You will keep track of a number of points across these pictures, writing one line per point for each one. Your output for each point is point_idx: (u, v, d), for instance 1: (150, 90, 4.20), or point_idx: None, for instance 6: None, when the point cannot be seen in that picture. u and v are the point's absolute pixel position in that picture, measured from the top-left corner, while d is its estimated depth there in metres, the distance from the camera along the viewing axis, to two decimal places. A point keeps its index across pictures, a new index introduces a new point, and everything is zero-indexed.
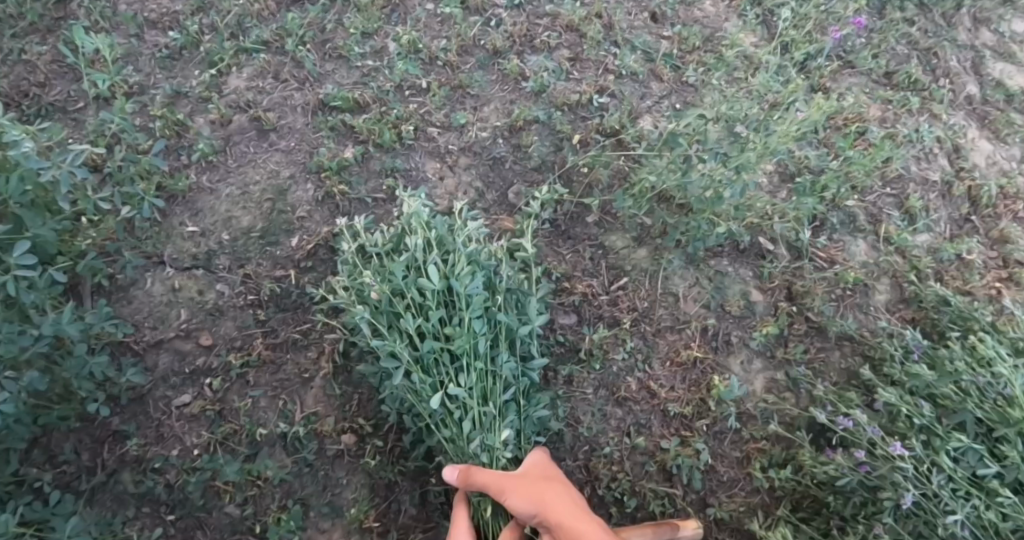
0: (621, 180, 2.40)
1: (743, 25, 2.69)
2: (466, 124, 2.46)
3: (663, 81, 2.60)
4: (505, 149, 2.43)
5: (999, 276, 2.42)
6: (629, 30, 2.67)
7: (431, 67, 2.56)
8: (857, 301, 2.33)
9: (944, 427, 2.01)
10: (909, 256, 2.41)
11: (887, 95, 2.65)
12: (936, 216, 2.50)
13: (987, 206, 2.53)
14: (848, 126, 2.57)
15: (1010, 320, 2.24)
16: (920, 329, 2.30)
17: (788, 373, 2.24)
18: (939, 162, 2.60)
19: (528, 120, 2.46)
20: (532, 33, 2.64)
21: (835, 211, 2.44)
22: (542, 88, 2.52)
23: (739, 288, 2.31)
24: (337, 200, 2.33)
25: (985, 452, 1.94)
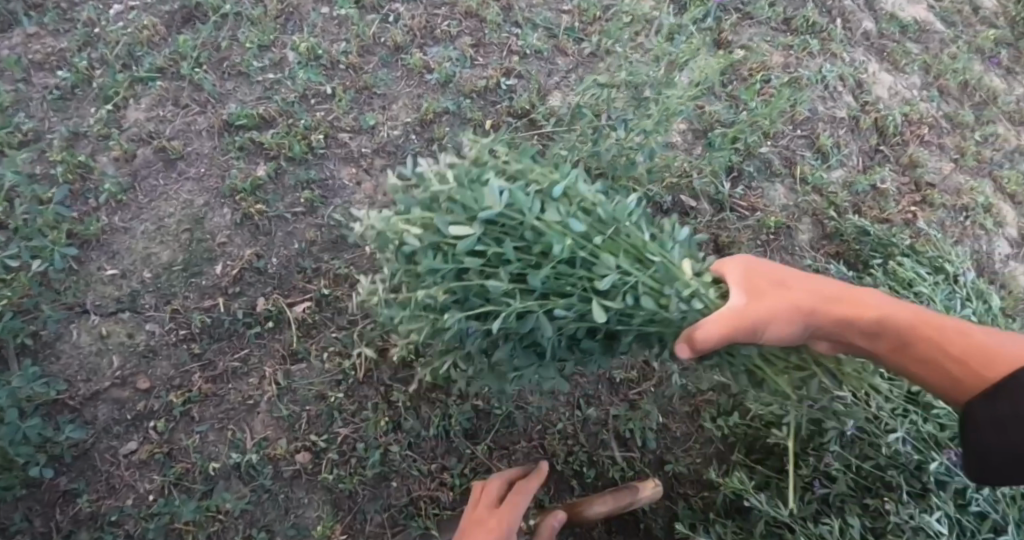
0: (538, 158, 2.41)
1: None
2: (376, 125, 2.43)
3: (567, 55, 2.62)
4: (419, 144, 2.41)
5: (913, 201, 2.60)
6: (529, 9, 2.66)
7: (334, 72, 2.52)
8: (782, 244, 2.47)
9: None
10: (826, 193, 2.56)
11: (789, 40, 2.74)
12: (847, 150, 2.65)
13: (894, 136, 2.68)
14: (752, 76, 2.66)
15: (926, 240, 2.45)
16: (845, 261, 2.46)
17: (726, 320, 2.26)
18: (845, 99, 2.72)
19: (438, 112, 2.45)
20: (432, 24, 2.62)
21: (750, 160, 2.55)
22: (447, 78, 2.51)
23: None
24: (256, 221, 2.27)
25: None
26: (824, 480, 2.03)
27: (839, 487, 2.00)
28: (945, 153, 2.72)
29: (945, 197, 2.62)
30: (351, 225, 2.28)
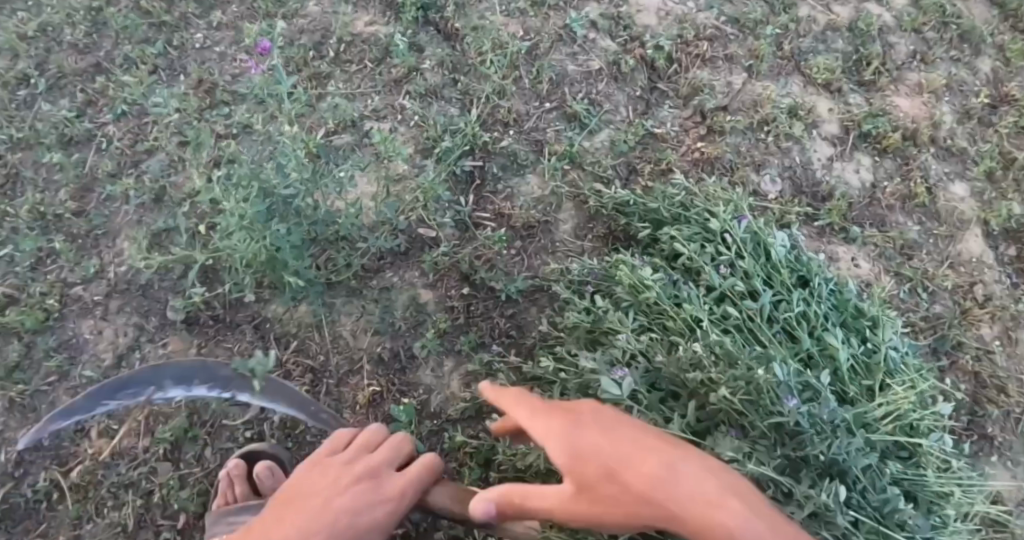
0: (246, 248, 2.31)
1: (350, 14, 2.69)
2: (102, 268, 2.37)
3: (277, 118, 2.54)
4: (148, 272, 2.36)
5: (699, 134, 2.51)
6: (233, 82, 2.61)
7: (59, 225, 2.42)
8: (540, 244, 2.33)
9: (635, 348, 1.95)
10: (586, 166, 2.42)
11: (522, 6, 2.65)
12: (611, 106, 2.53)
13: (666, 67, 2.59)
14: (485, 57, 2.56)
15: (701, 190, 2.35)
16: (614, 241, 2.33)
17: (478, 357, 2.19)
18: (601, 44, 2.62)
19: (156, 233, 2.41)
20: (141, 135, 2.54)
21: (490, 159, 2.43)
22: (159, 192, 2.45)
23: (407, 300, 2.26)
24: (20, 402, 2.23)
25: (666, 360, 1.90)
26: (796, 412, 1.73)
27: (764, 445, 1.75)
28: (736, 65, 2.63)
29: (737, 118, 2.53)
30: (104, 377, 2.29)
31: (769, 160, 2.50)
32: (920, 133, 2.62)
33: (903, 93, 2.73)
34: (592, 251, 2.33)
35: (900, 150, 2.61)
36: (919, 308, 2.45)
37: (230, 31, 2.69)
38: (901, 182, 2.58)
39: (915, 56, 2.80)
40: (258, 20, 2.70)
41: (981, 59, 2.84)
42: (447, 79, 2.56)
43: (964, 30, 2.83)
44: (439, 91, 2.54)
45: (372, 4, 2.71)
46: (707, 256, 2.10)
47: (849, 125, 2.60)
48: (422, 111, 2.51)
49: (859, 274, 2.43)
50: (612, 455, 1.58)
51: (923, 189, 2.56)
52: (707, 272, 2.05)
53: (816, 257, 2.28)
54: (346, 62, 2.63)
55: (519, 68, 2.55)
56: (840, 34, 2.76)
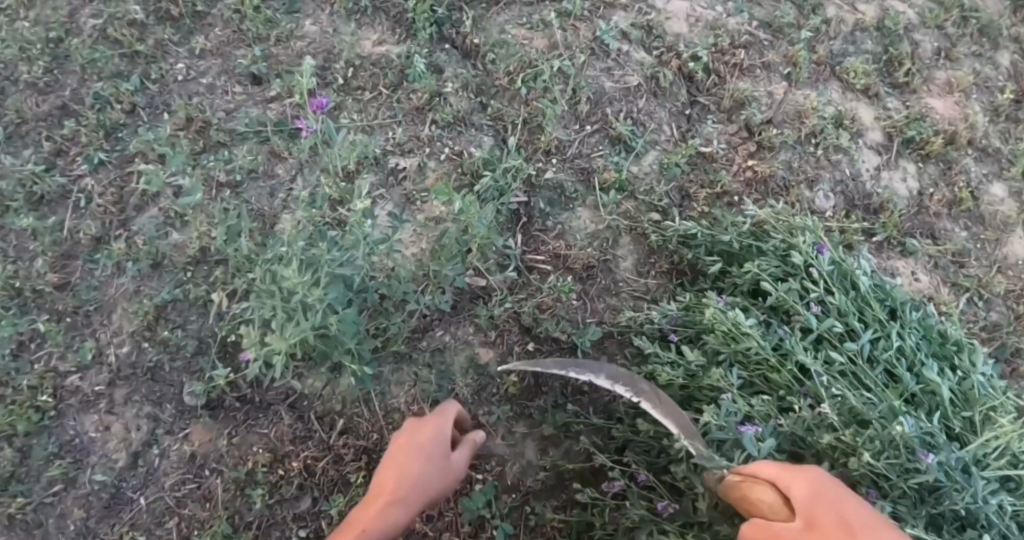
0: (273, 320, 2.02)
1: (353, 33, 2.43)
2: (100, 351, 2.04)
3: (285, 159, 2.25)
4: (156, 352, 2.03)
5: (749, 151, 2.36)
6: (228, 119, 2.30)
7: (40, 301, 2.07)
8: (602, 286, 2.15)
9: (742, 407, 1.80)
10: (640, 195, 2.23)
11: (545, 18, 2.43)
12: (655, 126, 2.34)
13: (704, 79, 2.42)
14: (515, 79, 2.33)
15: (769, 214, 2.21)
16: (678, 277, 2.17)
17: (552, 420, 2.00)
18: (635, 56, 2.43)
19: (159, 304, 2.06)
20: (126, 188, 2.20)
21: (535, 194, 2.22)
22: (157, 255, 2.11)
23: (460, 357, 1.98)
24: (21, 519, 1.91)
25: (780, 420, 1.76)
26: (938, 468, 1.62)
27: (905, 503, 1.65)
28: (774, 73, 2.48)
29: (785, 131, 2.39)
30: (118, 480, 1.96)
31: (822, 174, 2.37)
32: (959, 135, 2.53)
33: (935, 93, 2.63)
34: (657, 289, 2.16)
35: (943, 154, 2.51)
36: (977, 319, 2.39)
37: (216, 59, 2.39)
38: (946, 188, 2.49)
39: (940, 53, 2.69)
40: (246, 44, 2.41)
41: (1000, 53, 2.74)
42: (474, 104, 2.32)
43: (984, 24, 2.73)
44: (469, 119, 2.30)
45: (378, 21, 2.44)
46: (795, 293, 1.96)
47: (892, 132, 2.49)
48: (452, 142, 2.27)
49: (920, 288, 2.35)
50: (846, 516, 1.41)
51: (968, 193, 2.48)
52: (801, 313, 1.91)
53: (889, 281, 2.18)
54: (356, 89, 2.35)
55: (553, 89, 2.32)
56: (868, 34, 2.61)
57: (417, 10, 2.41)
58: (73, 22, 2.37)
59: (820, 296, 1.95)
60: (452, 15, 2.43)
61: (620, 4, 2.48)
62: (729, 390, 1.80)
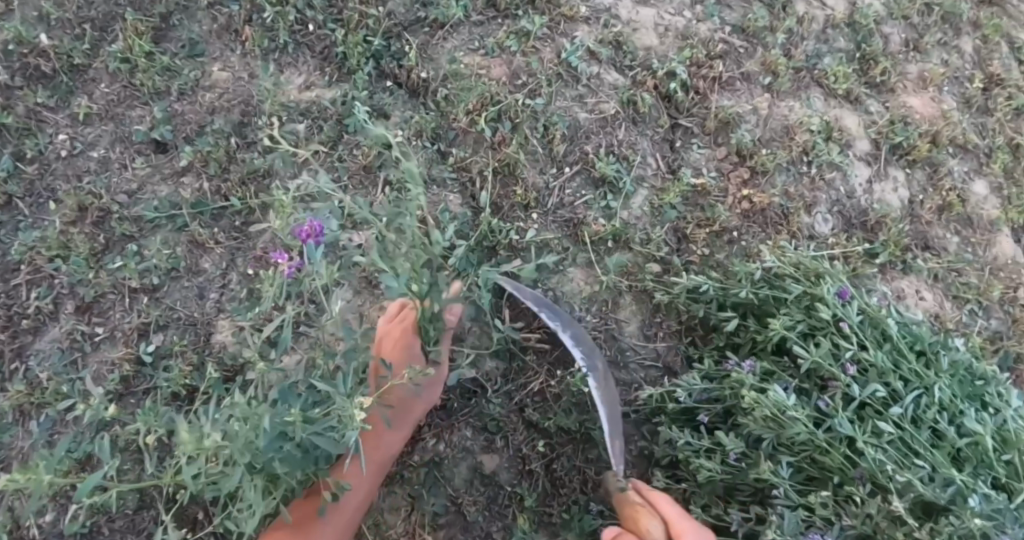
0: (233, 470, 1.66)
1: (275, 77, 2.02)
2: (14, 528, 1.71)
3: (213, 247, 1.85)
4: (88, 514, 1.70)
5: (742, 178, 2.13)
6: (132, 202, 1.89)
7: None
8: (607, 357, 1.89)
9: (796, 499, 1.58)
10: (635, 245, 1.97)
11: (500, 40, 2.09)
12: (638, 160, 2.07)
13: (684, 98, 2.15)
14: (477, 120, 1.99)
15: (776, 250, 2.02)
16: (688, 335, 1.93)
17: (577, 527, 1.71)
18: (608, 79, 2.14)
19: (82, 457, 1.71)
20: (15, 309, 1.81)
21: (520, 257, 1.93)
22: (69, 391, 1.74)
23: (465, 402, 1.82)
24: None
25: (839, 513, 1.53)
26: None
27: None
28: (754, 85, 2.23)
29: (775, 151, 2.16)
30: None
31: (818, 196, 2.17)
32: (942, 135, 2.27)
33: (910, 90, 2.33)
34: (667, 353, 1.92)
35: (930, 158, 2.27)
36: (977, 332, 2.19)
37: (106, 125, 1.98)
38: (935, 194, 2.26)
39: (908, 45, 2.37)
40: (142, 102, 1.99)
41: (964, 40, 2.41)
42: (432, 154, 1.98)
43: (948, 9, 2.38)
44: (431, 175, 1.97)
45: (302, 59, 2.05)
46: (829, 354, 1.74)
47: (879, 139, 2.25)
48: (412, 205, 1.93)
49: (923, 307, 2.16)
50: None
51: (957, 198, 2.25)
52: (841, 378, 1.70)
53: (911, 317, 2.00)
54: (287, 149, 1.95)
55: (521, 128, 2.01)
56: (840, 31, 2.31)
57: (349, 43, 2.03)
58: None
59: (855, 353, 1.74)
60: (391, 45, 2.06)
61: (582, 16, 2.17)
62: (779, 483, 1.56)
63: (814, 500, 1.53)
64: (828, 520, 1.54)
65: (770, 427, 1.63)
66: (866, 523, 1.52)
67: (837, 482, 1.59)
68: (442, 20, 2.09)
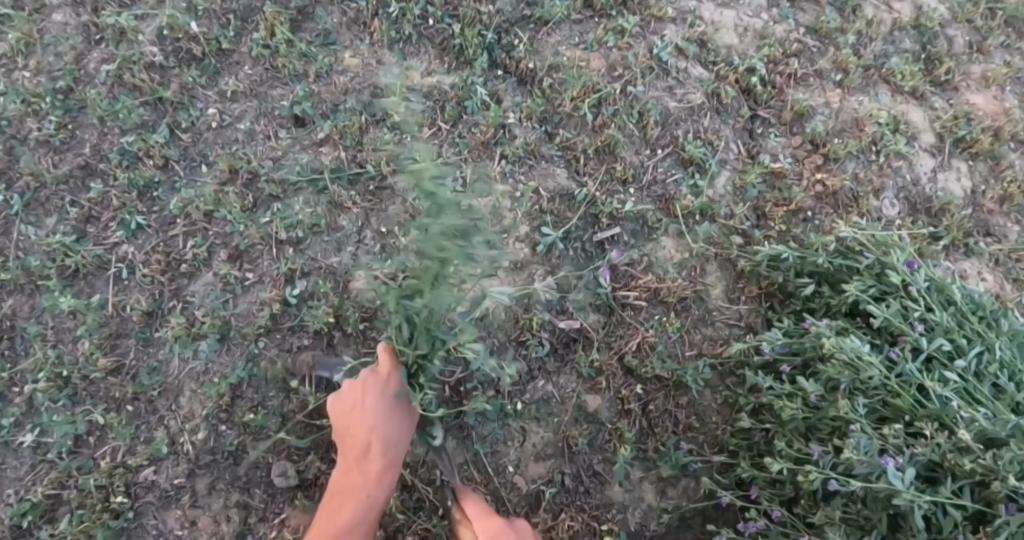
0: None
1: (401, 63, 2.28)
2: (172, 444, 1.95)
3: (349, 209, 2.11)
4: (237, 434, 1.95)
5: (816, 164, 2.34)
6: (276, 167, 2.15)
7: (96, 387, 1.98)
8: (694, 317, 2.09)
9: (874, 432, 1.73)
10: (721, 219, 2.17)
11: (598, 36, 2.34)
12: (722, 144, 2.29)
13: (763, 91, 2.37)
14: (580, 105, 2.23)
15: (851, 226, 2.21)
16: (768, 299, 2.12)
17: (670, 461, 1.93)
18: (694, 73, 2.37)
19: (234, 384, 1.96)
20: (171, 255, 2.07)
21: (618, 225, 2.13)
22: (223, 327, 1.99)
23: (563, 352, 2.01)
24: None
25: (913, 445, 1.69)
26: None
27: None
28: (826, 81, 2.46)
29: (846, 141, 2.37)
30: None
31: (885, 183, 2.37)
32: (1004, 130, 2.46)
33: (973, 89, 2.55)
34: (749, 315, 2.11)
35: (991, 152, 2.47)
36: None
37: (250, 101, 2.24)
38: (997, 185, 2.45)
39: (971, 47, 2.59)
40: (282, 83, 2.26)
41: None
42: (540, 134, 2.21)
43: (1011, 14, 2.60)
44: (539, 151, 2.19)
45: (423, 48, 2.31)
46: (898, 313, 1.92)
47: (944, 132, 2.45)
48: (524, 177, 2.16)
49: (985, 287, 2.33)
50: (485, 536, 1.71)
51: (1019, 188, 2.42)
52: (911, 333, 1.87)
53: (973, 290, 2.17)
54: (411, 125, 2.20)
55: (620, 113, 2.24)
56: (906, 33, 2.55)
57: (466, 35, 2.28)
58: (84, 69, 2.25)
59: (924, 314, 1.92)
60: (502, 38, 2.31)
61: (670, 16, 2.40)
62: (857, 420, 1.73)
63: (887, 431, 1.70)
64: (900, 451, 1.70)
65: (846, 371, 1.81)
66: (934, 453, 1.67)
67: (908, 420, 1.75)
68: (546, 17, 2.34)
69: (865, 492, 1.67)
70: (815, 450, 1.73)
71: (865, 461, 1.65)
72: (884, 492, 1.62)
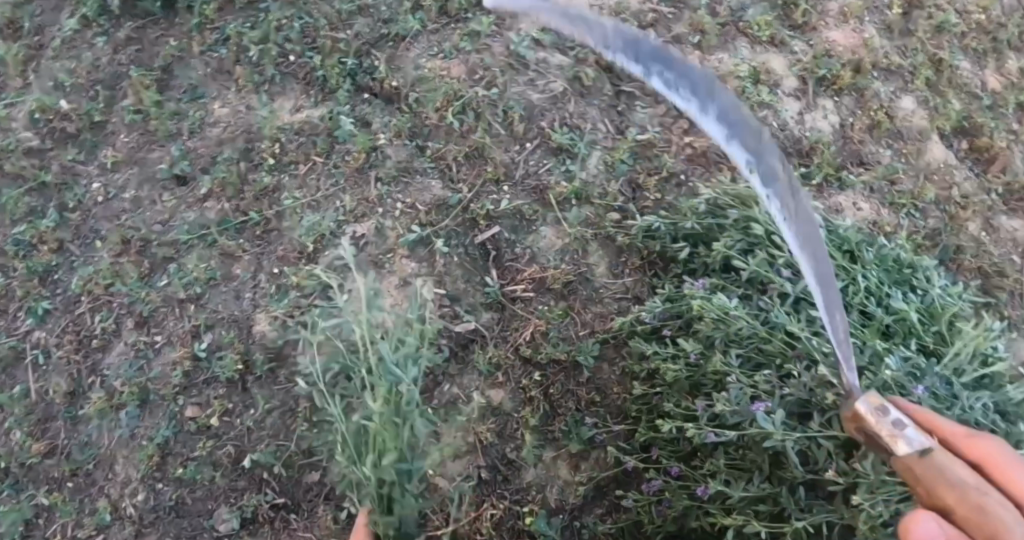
0: (291, 417, 2.07)
1: (270, 103, 2.35)
2: (115, 512, 2.04)
3: (241, 257, 2.19)
4: (174, 489, 2.04)
5: (684, 128, 2.40)
6: (166, 228, 2.23)
7: (35, 471, 2.08)
8: (583, 297, 2.17)
9: (750, 380, 1.86)
10: (596, 200, 2.26)
11: (454, 44, 2.43)
12: (590, 126, 2.35)
13: (623, 66, 2.45)
14: (445, 113, 2.32)
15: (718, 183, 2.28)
16: (652, 267, 2.20)
17: (577, 437, 2.05)
18: (553, 61, 2.44)
19: (162, 444, 2.06)
20: (81, 333, 2.16)
21: (497, 224, 2.22)
22: (141, 393, 2.08)
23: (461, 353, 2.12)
24: None
25: (785, 387, 1.83)
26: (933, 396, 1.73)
27: None
28: (685, 44, 2.55)
29: None
30: None
31: None
32: (864, 62, 2.60)
33: (831, 25, 2.68)
34: (636, 286, 2.20)
35: (854, 85, 2.59)
36: (914, 231, 2.45)
37: (131, 168, 2.31)
38: (865, 114, 2.57)
39: None
40: (159, 145, 2.33)
41: None
42: (411, 149, 2.30)
43: None
44: (413, 166, 2.28)
45: (288, 87, 2.39)
46: (765, 262, 2.04)
47: (805, 74, 2.57)
48: (401, 195, 2.24)
49: (862, 216, 2.43)
50: None
51: (883, 114, 2.56)
52: (777, 280, 2.00)
53: (839, 223, 2.28)
54: (288, 164, 2.28)
55: (483, 116, 2.33)
56: None
57: (327, 67, 2.38)
58: None
59: (790, 259, 2.05)
60: (362, 63, 2.40)
61: (524, 10, 2.50)
62: (731, 373, 1.86)
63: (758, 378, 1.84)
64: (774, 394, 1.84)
65: (718, 328, 1.94)
66: (804, 387, 1.80)
67: (781, 363, 1.89)
68: (403, 34, 2.44)
69: (746, 437, 1.81)
70: (699, 407, 1.87)
71: (739, 411, 1.80)
72: (758, 436, 1.77)
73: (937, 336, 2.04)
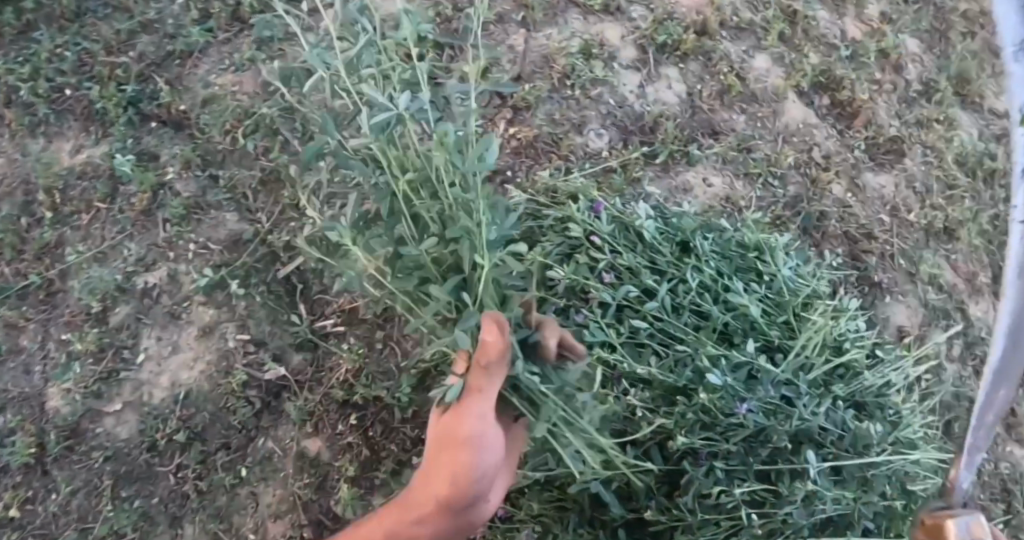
0: (95, 495, 1.89)
1: (45, 145, 2.12)
2: None
3: (25, 325, 1.99)
4: None
5: (507, 119, 2.23)
6: None
7: None
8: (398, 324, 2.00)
9: None
10: None
11: (245, 54, 2.20)
12: (401, 131, 2.18)
13: (437, 58, 2.25)
14: (236, 134, 2.11)
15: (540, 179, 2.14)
16: None
17: (403, 481, 1.90)
18: (358, 59, 2.23)
19: None
20: None
21: (301, 254, 2.04)
22: None
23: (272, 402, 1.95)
24: None
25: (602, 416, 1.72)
26: (755, 418, 1.62)
27: (729, 462, 1.63)
28: (509, 23, 2.32)
29: (537, 84, 2.25)
30: None
31: (587, 115, 2.25)
32: (710, 25, 2.37)
33: None
34: (457, 302, 2.02)
35: (701, 49, 2.37)
36: (772, 203, 2.27)
37: None
38: (712, 81, 2.35)
39: None
40: None
41: None
42: (203, 180, 2.09)
43: None
44: (206, 200, 2.07)
45: (64, 125, 2.14)
46: (583, 270, 1.87)
47: (643, 43, 2.35)
48: (194, 234, 2.05)
49: (712, 194, 2.25)
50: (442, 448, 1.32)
51: (734, 78, 2.35)
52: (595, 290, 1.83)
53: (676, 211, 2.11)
54: (71, 214, 2.06)
55: (278, 134, 2.10)
56: None
57: (104, 97, 2.14)
58: None
59: (611, 261, 1.87)
60: (144, 88, 2.16)
61: (325, 5, 2.27)
62: None
63: None
64: None
65: None
66: (618, 414, 1.70)
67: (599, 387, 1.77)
68: (187, 49, 2.20)
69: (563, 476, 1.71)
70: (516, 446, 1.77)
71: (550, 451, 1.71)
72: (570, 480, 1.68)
73: (783, 325, 1.87)
